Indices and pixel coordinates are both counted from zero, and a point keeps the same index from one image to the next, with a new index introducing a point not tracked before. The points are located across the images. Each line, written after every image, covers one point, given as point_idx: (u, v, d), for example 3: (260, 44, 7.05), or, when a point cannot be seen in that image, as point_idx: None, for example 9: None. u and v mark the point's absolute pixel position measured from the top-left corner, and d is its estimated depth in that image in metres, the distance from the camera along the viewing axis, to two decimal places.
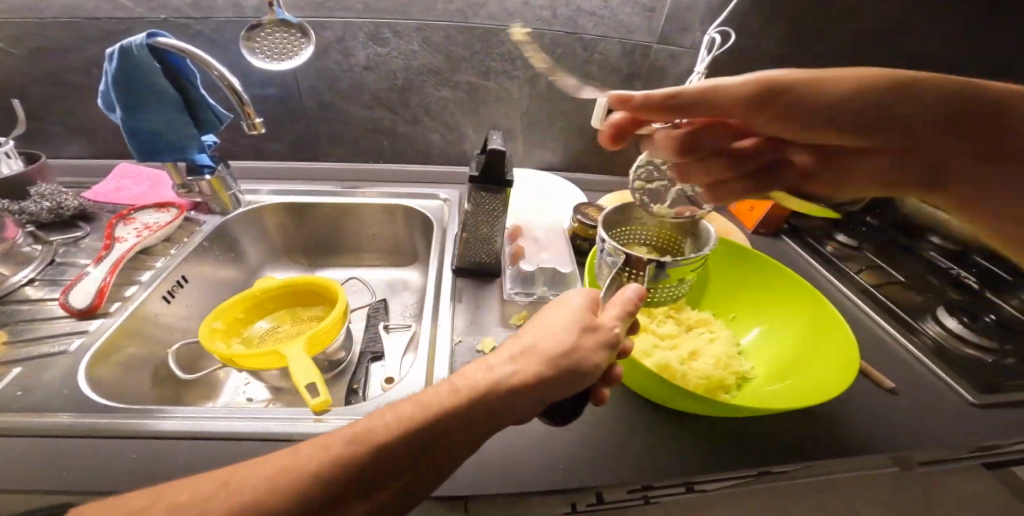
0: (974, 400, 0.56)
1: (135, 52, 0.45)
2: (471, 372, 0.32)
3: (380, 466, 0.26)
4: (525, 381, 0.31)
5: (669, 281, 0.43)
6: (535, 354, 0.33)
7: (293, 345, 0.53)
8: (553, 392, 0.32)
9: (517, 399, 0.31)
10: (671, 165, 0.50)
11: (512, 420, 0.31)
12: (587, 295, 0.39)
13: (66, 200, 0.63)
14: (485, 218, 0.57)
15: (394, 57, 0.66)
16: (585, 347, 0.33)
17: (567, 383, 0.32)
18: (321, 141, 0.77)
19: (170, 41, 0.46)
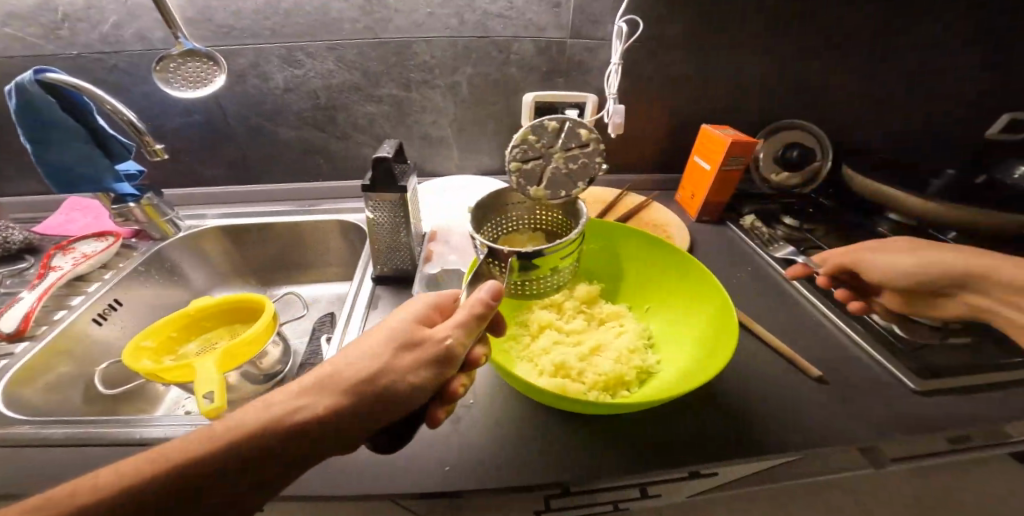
0: (915, 387, 0.52)
1: (34, 91, 0.55)
2: (276, 400, 0.32)
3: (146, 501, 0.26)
4: (335, 408, 0.31)
5: (543, 271, 0.45)
6: (351, 377, 0.33)
7: (205, 359, 0.54)
8: (368, 414, 0.32)
9: (317, 425, 0.31)
10: (546, 139, 0.48)
11: (312, 446, 0.31)
12: (428, 308, 0.39)
13: (13, 234, 0.69)
14: (392, 226, 0.58)
15: (312, 77, 0.70)
16: (407, 365, 0.34)
17: (384, 405, 0.33)
18: (267, 164, 0.83)
19: (65, 80, 0.55)
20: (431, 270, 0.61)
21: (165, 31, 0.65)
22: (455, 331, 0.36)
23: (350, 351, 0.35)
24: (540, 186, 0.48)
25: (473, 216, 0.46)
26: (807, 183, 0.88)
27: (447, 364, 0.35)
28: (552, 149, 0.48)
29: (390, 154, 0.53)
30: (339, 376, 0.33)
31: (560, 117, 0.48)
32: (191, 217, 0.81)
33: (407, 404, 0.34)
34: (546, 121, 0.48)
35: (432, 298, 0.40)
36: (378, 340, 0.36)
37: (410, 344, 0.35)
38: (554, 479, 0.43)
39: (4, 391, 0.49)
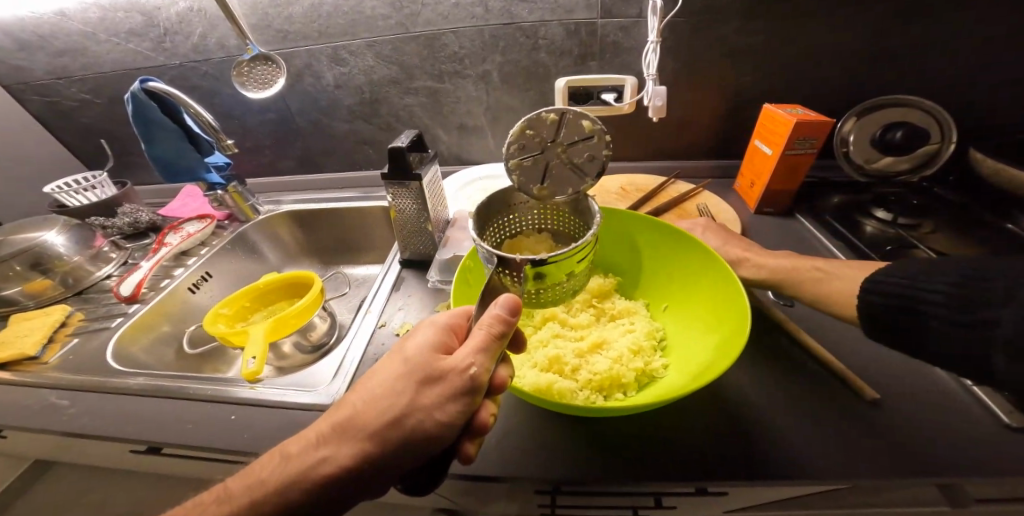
0: (1009, 423, 0.41)
1: (140, 97, 0.70)
2: (312, 446, 0.35)
3: None
4: (352, 457, 0.33)
5: (557, 279, 0.41)
6: (363, 426, 0.34)
7: (259, 328, 0.62)
8: (387, 460, 0.33)
9: (345, 468, 0.33)
10: (550, 133, 0.45)
11: (347, 483, 0.33)
12: (440, 336, 0.37)
13: (141, 215, 0.84)
14: (414, 213, 0.61)
15: (356, 74, 0.77)
16: (419, 405, 0.33)
17: (402, 450, 0.33)
18: (327, 153, 0.92)
19: (158, 85, 0.68)
20: (443, 255, 0.61)
21: (237, 39, 0.76)
22: (475, 358, 0.33)
23: (369, 392, 0.36)
24: (542, 183, 0.46)
25: (473, 221, 0.44)
26: (919, 169, 0.69)
27: (461, 401, 0.33)
28: (553, 143, 0.46)
29: (405, 143, 0.56)
30: (351, 426, 0.34)
31: (559, 108, 0.44)
32: (267, 203, 0.93)
33: (428, 445, 0.33)
34: (543, 113, 0.45)
35: (443, 324, 0.38)
36: (390, 380, 0.35)
37: (429, 381, 0.34)
38: (540, 471, 0.43)
39: (117, 348, 0.62)
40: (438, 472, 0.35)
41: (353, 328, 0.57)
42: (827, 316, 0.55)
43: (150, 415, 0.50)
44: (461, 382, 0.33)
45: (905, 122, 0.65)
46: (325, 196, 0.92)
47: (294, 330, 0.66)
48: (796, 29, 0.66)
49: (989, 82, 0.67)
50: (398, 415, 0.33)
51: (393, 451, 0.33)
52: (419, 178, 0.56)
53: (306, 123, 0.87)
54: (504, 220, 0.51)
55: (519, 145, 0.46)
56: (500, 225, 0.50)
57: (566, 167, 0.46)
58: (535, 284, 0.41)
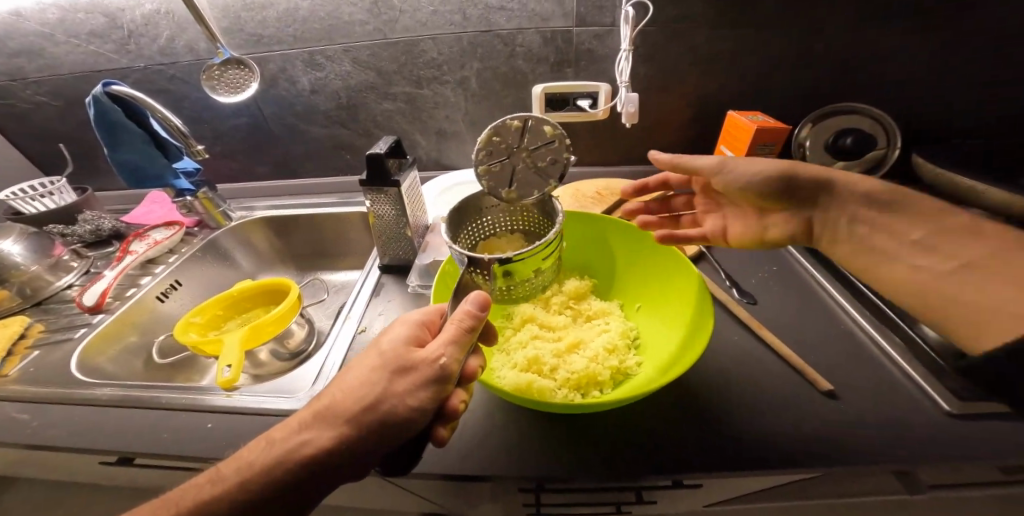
0: (949, 410, 0.45)
1: (103, 100, 0.68)
2: (289, 435, 0.35)
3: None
4: (328, 443, 0.33)
5: (525, 275, 0.43)
6: (341, 412, 0.34)
7: (234, 336, 0.61)
8: (362, 444, 0.33)
9: (320, 454, 0.33)
10: (514, 139, 0.47)
11: (322, 471, 0.33)
12: (413, 330, 0.38)
13: (103, 223, 0.81)
14: (393, 220, 0.62)
15: (332, 78, 0.77)
16: (393, 393, 0.34)
17: (378, 436, 0.33)
18: (303, 158, 0.91)
19: (125, 89, 0.66)
20: (424, 260, 0.62)
21: (208, 42, 0.74)
22: (447, 349, 0.34)
23: (347, 382, 0.36)
24: (510, 187, 0.47)
25: (445, 225, 0.46)
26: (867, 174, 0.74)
27: (435, 387, 0.34)
28: (517, 148, 0.47)
29: (384, 150, 0.56)
30: (328, 413, 0.34)
31: (522, 115, 0.45)
32: (240, 209, 0.91)
33: (403, 432, 0.34)
34: (508, 120, 0.46)
35: (416, 319, 0.39)
36: (363, 372, 0.36)
37: (403, 370, 0.35)
38: (519, 469, 0.44)
39: (80, 359, 0.60)
40: (413, 457, 0.35)
41: (332, 335, 0.56)
42: (788, 313, 0.59)
43: (118, 427, 0.49)
44: (436, 368, 0.34)
45: (854, 130, 0.70)
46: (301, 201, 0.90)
47: (273, 336, 0.65)
48: (757, 41, 0.70)
49: (928, 94, 0.72)
50: (373, 402, 0.34)
51: (368, 437, 0.33)
52: (397, 184, 0.57)
53: (282, 128, 0.86)
54: (475, 223, 0.52)
55: (486, 151, 0.47)
56: (473, 226, 0.51)
57: (531, 170, 0.48)
58: (505, 281, 0.42)
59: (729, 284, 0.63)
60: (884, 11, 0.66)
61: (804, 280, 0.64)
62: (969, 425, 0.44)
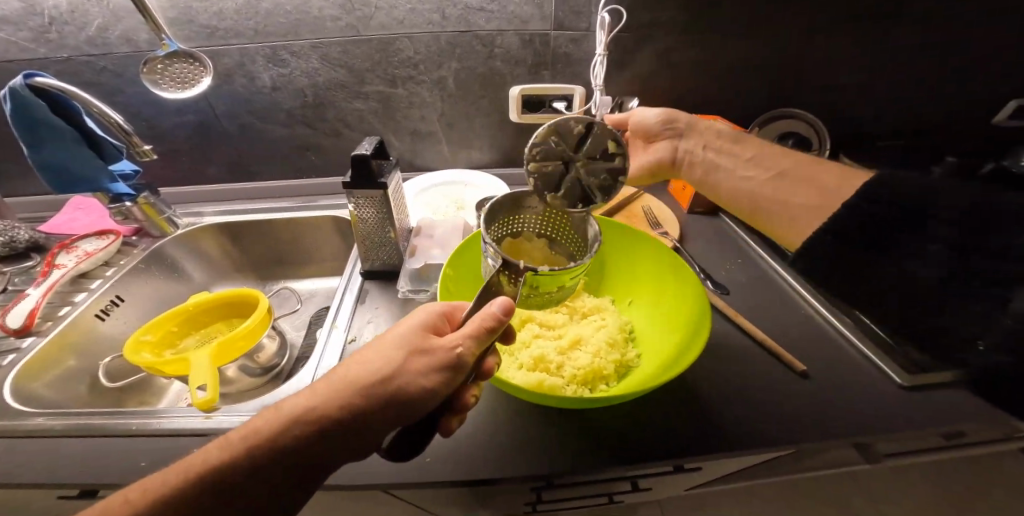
0: (903, 384, 0.51)
1: (20, 91, 0.59)
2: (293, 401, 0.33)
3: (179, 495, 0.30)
4: (333, 415, 0.32)
5: (549, 288, 0.42)
6: (351, 386, 0.33)
7: (201, 354, 0.55)
8: (368, 420, 0.32)
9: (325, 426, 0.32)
10: (573, 144, 0.47)
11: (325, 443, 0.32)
12: (433, 318, 0.37)
13: (19, 233, 0.71)
14: (377, 222, 0.60)
15: (297, 75, 0.72)
16: (407, 370, 0.33)
17: (386, 414, 0.32)
18: (261, 159, 0.85)
19: (52, 81, 0.58)
20: (413, 264, 0.59)
21: (150, 33, 0.67)
22: (466, 340, 0.33)
23: (361, 355, 0.35)
24: (556, 192, 0.47)
25: (485, 216, 0.45)
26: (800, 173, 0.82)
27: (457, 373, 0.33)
28: (574, 154, 0.47)
29: (369, 150, 0.54)
30: (338, 386, 0.33)
31: (587, 120, 0.45)
32: (188, 215, 0.83)
33: (412, 413, 0.33)
34: (573, 123, 0.46)
35: (437, 309, 0.38)
36: (379, 348, 0.35)
37: (419, 351, 0.34)
38: (530, 469, 0.45)
39: (10, 387, 0.52)
40: (419, 444, 0.34)
41: (319, 345, 0.53)
42: (757, 302, 0.64)
43: (71, 461, 0.43)
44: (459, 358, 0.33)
45: (793, 133, 0.78)
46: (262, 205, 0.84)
47: (247, 351, 0.60)
48: (718, 51, 0.75)
49: (857, 103, 0.82)
50: (392, 384, 0.32)
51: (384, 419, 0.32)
52: (384, 187, 0.55)
53: (237, 127, 0.80)
54: (511, 219, 0.51)
55: (542, 149, 0.46)
56: (505, 222, 0.50)
57: (580, 181, 0.47)
58: (528, 291, 0.42)
59: (703, 276, 0.68)
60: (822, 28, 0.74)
61: (767, 272, 0.70)
62: (913, 393, 0.50)
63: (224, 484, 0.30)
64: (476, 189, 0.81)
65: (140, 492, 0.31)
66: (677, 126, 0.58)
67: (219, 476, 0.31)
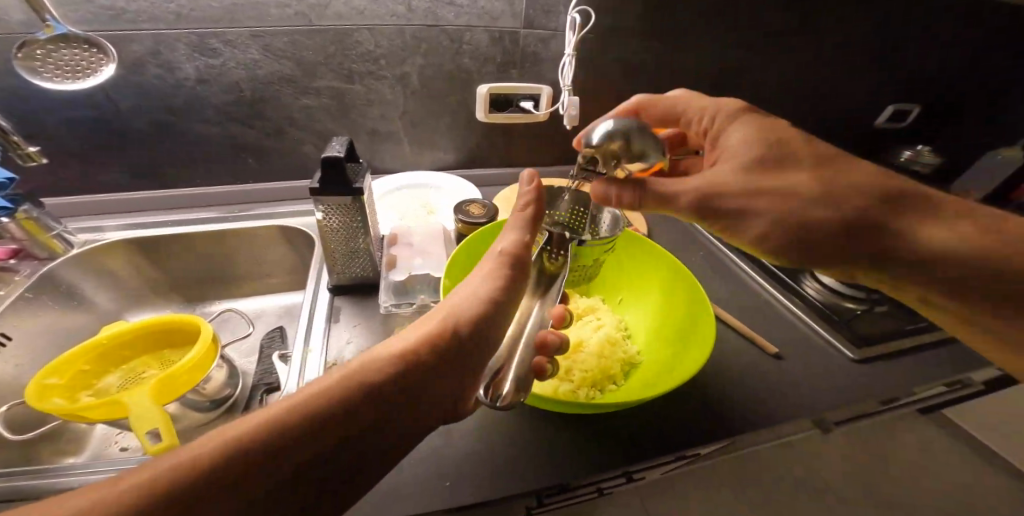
0: (853, 357, 0.58)
1: None
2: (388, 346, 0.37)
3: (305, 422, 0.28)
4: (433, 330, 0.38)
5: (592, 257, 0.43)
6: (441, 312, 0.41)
7: (138, 396, 0.43)
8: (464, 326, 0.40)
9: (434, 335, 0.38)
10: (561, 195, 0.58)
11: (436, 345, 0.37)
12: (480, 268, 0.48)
13: None
14: (348, 232, 0.54)
15: (231, 67, 0.63)
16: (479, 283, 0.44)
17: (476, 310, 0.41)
18: (181, 165, 0.72)
19: None
20: (397, 275, 0.56)
21: (26, 12, 0.53)
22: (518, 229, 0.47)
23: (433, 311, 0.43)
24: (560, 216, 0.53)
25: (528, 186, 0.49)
26: None
27: (489, 327, 0.41)
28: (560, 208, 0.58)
29: (342, 153, 0.49)
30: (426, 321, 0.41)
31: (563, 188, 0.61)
32: (84, 232, 0.68)
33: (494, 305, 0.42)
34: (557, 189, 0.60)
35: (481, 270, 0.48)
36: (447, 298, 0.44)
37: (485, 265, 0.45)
38: (546, 482, 0.42)
39: None
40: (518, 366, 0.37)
41: (293, 374, 0.47)
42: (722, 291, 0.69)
43: None
44: (490, 308, 0.42)
45: None
46: (189, 215, 0.73)
47: (201, 380, 0.50)
48: (670, 58, 0.80)
49: (779, 107, 0.94)
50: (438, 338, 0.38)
51: (445, 365, 0.36)
52: (361, 194, 0.50)
53: (150, 127, 0.67)
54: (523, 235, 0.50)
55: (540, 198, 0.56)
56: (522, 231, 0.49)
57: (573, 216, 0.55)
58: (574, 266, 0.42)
59: None
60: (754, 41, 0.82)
61: (726, 263, 0.76)
62: (859, 362, 0.58)
63: (352, 394, 0.30)
64: (442, 192, 0.79)
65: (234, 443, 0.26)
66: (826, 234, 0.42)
67: (354, 383, 0.31)
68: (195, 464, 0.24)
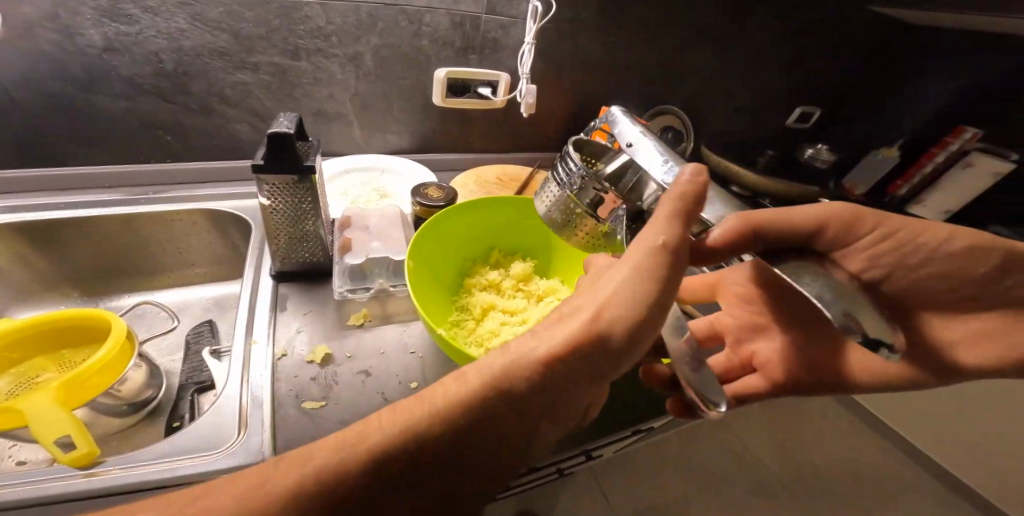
0: None
1: None
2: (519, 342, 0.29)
3: (396, 461, 0.24)
4: (570, 342, 0.28)
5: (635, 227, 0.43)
6: (590, 307, 0.29)
7: (33, 402, 0.35)
8: (606, 346, 0.28)
9: (570, 354, 0.28)
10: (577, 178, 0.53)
11: (565, 370, 0.28)
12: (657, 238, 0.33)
13: None
14: (296, 214, 0.50)
15: (150, 36, 0.56)
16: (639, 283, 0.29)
17: (625, 327, 0.28)
18: (76, 140, 0.61)
19: None
20: (353, 259, 0.53)
21: None
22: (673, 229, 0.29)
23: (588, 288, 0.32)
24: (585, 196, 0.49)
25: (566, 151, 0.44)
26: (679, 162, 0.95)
27: (637, 342, 0.29)
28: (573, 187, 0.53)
29: (292, 129, 0.44)
30: (571, 311, 0.30)
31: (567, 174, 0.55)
32: None
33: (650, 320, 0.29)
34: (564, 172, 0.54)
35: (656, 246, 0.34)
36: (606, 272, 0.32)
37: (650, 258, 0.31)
38: None
39: None
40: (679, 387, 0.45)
41: (233, 367, 0.42)
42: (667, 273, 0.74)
43: None
44: (643, 318, 0.29)
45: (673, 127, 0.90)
46: (86, 197, 0.62)
47: (115, 382, 0.43)
48: (620, 55, 0.83)
49: (715, 108, 1.02)
50: (573, 351, 0.28)
51: (568, 390, 0.28)
52: (315, 174, 0.46)
53: (31, 95, 0.56)
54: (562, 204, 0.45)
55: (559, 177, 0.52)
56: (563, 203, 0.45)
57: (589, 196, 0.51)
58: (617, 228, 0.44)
59: None
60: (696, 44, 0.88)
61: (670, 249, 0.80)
62: None
63: (451, 430, 0.25)
64: (396, 175, 0.76)
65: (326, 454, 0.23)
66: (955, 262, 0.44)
67: (459, 415, 0.25)
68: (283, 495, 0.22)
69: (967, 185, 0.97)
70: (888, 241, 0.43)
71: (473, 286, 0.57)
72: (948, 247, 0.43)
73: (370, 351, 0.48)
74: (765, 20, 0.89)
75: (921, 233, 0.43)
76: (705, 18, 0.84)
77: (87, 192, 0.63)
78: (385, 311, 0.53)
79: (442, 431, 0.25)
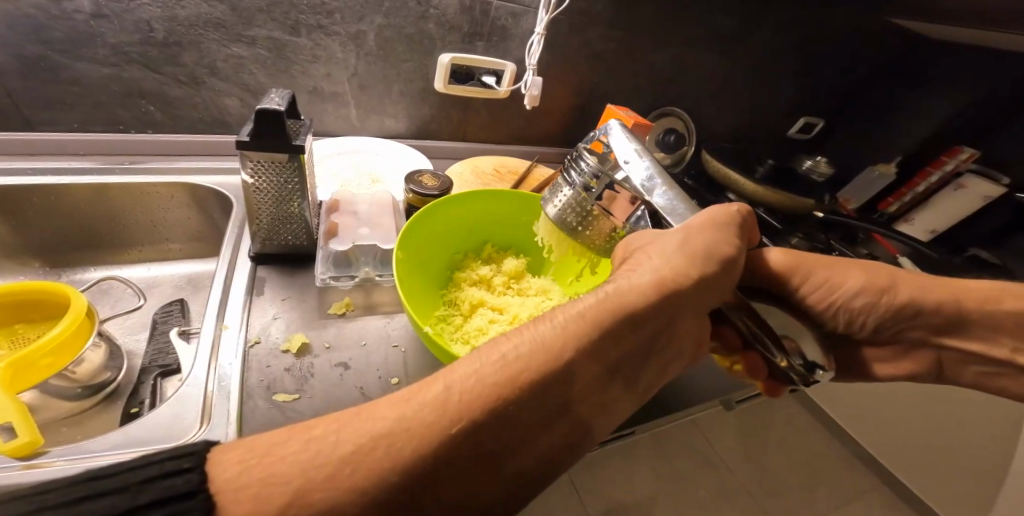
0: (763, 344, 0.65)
1: None
2: (581, 298, 0.26)
3: (480, 422, 0.21)
4: (648, 297, 0.26)
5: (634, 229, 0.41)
6: (657, 265, 0.28)
7: None
8: (682, 303, 0.27)
9: (649, 311, 0.26)
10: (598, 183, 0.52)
11: (646, 326, 0.25)
12: (711, 214, 0.33)
13: None
14: (280, 194, 0.47)
15: (142, 3, 0.53)
16: (703, 249, 0.29)
17: (697, 288, 0.28)
18: (46, 103, 0.57)
19: None
20: (339, 245, 0.50)
21: None
22: (732, 211, 0.33)
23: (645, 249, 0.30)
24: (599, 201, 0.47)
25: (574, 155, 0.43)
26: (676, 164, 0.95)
27: (705, 300, 0.29)
28: None
29: (282, 106, 0.41)
30: (630, 268, 0.29)
31: None
32: None
33: (715, 281, 0.29)
34: None
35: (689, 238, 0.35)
36: (662, 238, 0.30)
37: (707, 232, 0.31)
38: None
39: None
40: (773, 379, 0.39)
41: (205, 350, 0.39)
42: None
43: None
44: (706, 277, 0.28)
45: (674, 130, 0.89)
46: (51, 163, 0.58)
47: (70, 363, 0.40)
48: (631, 53, 0.81)
49: (719, 113, 1.01)
50: (683, 277, 0.27)
51: (649, 351, 0.26)
52: (304, 154, 0.43)
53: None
54: (569, 209, 0.44)
55: None
56: (574, 207, 0.44)
57: None
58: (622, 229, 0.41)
59: None
60: (708, 47, 0.86)
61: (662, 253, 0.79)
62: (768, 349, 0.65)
63: (533, 390, 0.22)
64: (388, 159, 0.73)
65: (392, 426, 0.20)
66: (890, 300, 0.44)
67: (541, 374, 0.22)
68: (351, 462, 0.19)
69: (956, 207, 0.94)
70: (807, 297, 0.44)
71: (463, 281, 0.55)
72: (855, 301, 0.44)
73: (350, 342, 0.45)
74: (778, 27, 0.88)
75: (841, 286, 0.44)
76: (719, 20, 0.82)
77: (53, 158, 0.59)
78: (369, 301, 0.50)
79: (522, 393, 0.22)
